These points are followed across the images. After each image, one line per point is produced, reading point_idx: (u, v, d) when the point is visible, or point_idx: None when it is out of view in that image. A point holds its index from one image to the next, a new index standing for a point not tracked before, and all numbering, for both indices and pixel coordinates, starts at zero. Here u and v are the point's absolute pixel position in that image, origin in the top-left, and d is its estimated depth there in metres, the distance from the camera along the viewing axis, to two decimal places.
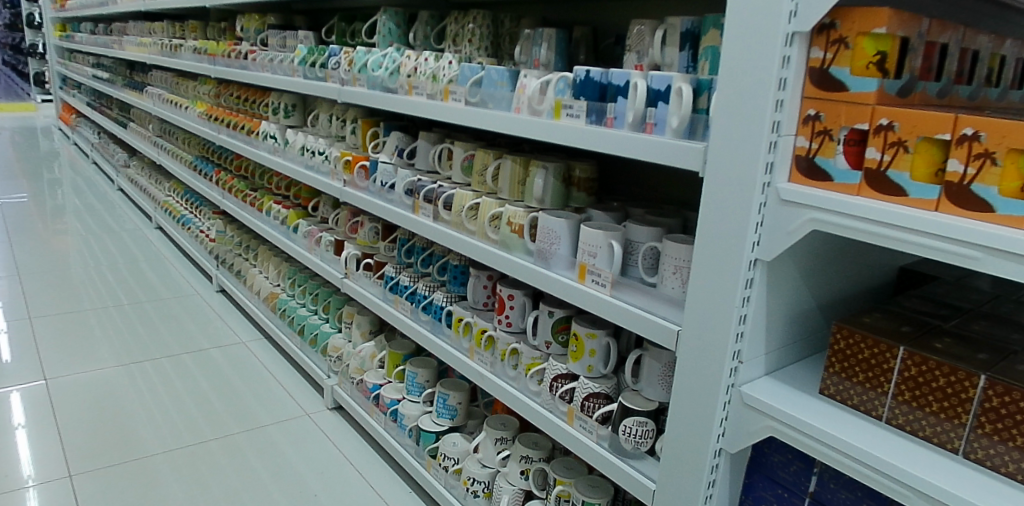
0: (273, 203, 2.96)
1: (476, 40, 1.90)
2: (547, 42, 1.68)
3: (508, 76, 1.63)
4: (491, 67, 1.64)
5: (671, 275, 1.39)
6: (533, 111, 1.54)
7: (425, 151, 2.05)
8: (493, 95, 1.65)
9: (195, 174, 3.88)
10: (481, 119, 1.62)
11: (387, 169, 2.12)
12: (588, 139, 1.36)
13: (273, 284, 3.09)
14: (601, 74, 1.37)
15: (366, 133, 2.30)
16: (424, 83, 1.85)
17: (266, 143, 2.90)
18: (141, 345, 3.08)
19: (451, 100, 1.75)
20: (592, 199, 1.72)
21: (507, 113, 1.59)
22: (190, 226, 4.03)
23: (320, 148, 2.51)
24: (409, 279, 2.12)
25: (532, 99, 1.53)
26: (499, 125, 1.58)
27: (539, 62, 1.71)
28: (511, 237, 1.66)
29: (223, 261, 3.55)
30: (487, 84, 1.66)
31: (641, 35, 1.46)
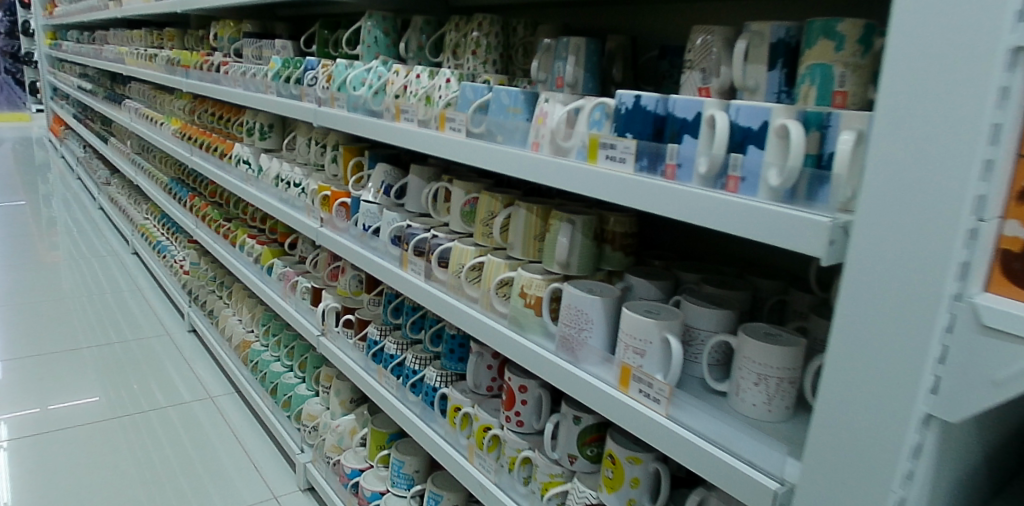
0: (247, 237, 2.59)
1: (482, 51, 1.50)
2: (574, 54, 1.27)
3: (523, 101, 1.22)
4: (504, 86, 1.24)
5: (752, 386, 1.01)
6: (557, 150, 1.13)
7: (417, 189, 1.64)
8: (503, 125, 1.24)
9: (170, 197, 3.51)
10: (488, 159, 1.22)
11: (370, 210, 1.72)
12: (640, 196, 0.95)
13: (248, 330, 2.69)
14: (657, 103, 0.97)
15: (348, 163, 1.90)
16: (414, 107, 1.45)
17: (239, 169, 2.52)
18: (111, 397, 2.71)
19: (448, 130, 1.34)
20: (630, 260, 1.32)
21: (521, 151, 1.18)
22: (165, 254, 3.66)
23: (297, 180, 2.11)
24: (396, 346, 1.70)
25: (556, 135, 1.13)
26: (513, 168, 1.17)
27: (562, 82, 1.30)
28: (524, 313, 1.24)
29: (197, 299, 3.17)
30: (496, 110, 1.25)
31: (708, 48, 1.06)
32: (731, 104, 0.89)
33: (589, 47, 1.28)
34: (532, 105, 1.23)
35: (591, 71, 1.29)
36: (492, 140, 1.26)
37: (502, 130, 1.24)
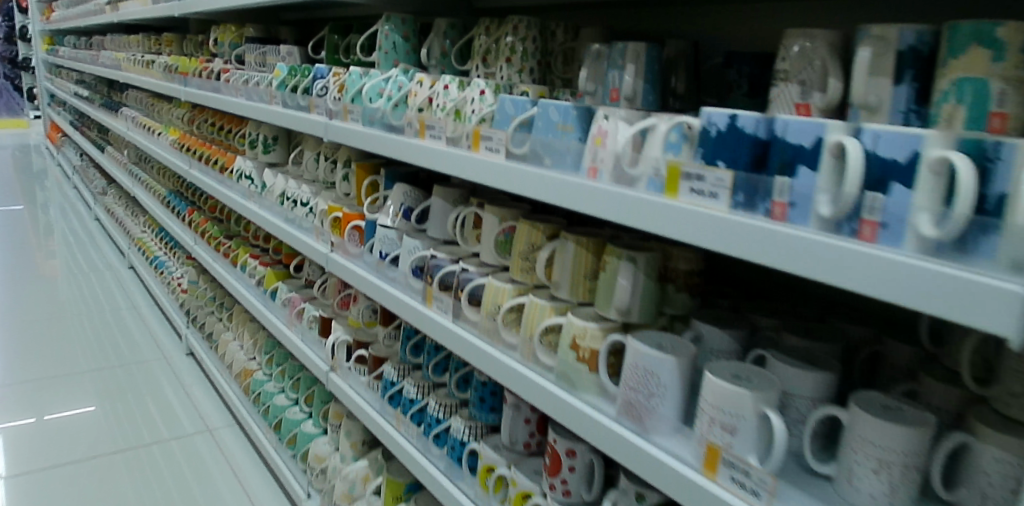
0: (249, 257, 2.41)
1: (518, 59, 1.32)
2: (630, 62, 1.09)
3: (576, 117, 1.03)
4: (553, 100, 1.05)
5: (871, 474, 0.82)
6: (620, 178, 0.94)
7: (440, 213, 1.46)
8: (550, 146, 1.04)
9: (167, 211, 3.33)
10: (535, 186, 1.03)
11: (387, 236, 1.53)
12: (738, 241, 0.76)
13: (250, 357, 2.51)
14: (758, 124, 0.78)
15: (362, 182, 1.72)
16: (441, 123, 1.26)
17: (240, 184, 2.33)
18: (103, 429, 2.52)
19: (483, 150, 1.16)
20: (696, 302, 1.13)
21: (575, 177, 0.99)
22: (162, 270, 3.48)
23: (304, 198, 1.92)
24: (416, 390, 1.52)
25: (620, 159, 0.94)
26: (567, 199, 0.98)
27: (616, 95, 1.12)
28: (576, 368, 1.06)
29: (196, 320, 2.98)
30: (542, 129, 1.06)
31: (809, 58, 0.87)
32: (866, 129, 0.70)
33: (648, 53, 1.09)
34: (586, 123, 1.04)
35: (649, 81, 1.10)
36: (536, 164, 1.06)
37: (549, 152, 1.04)
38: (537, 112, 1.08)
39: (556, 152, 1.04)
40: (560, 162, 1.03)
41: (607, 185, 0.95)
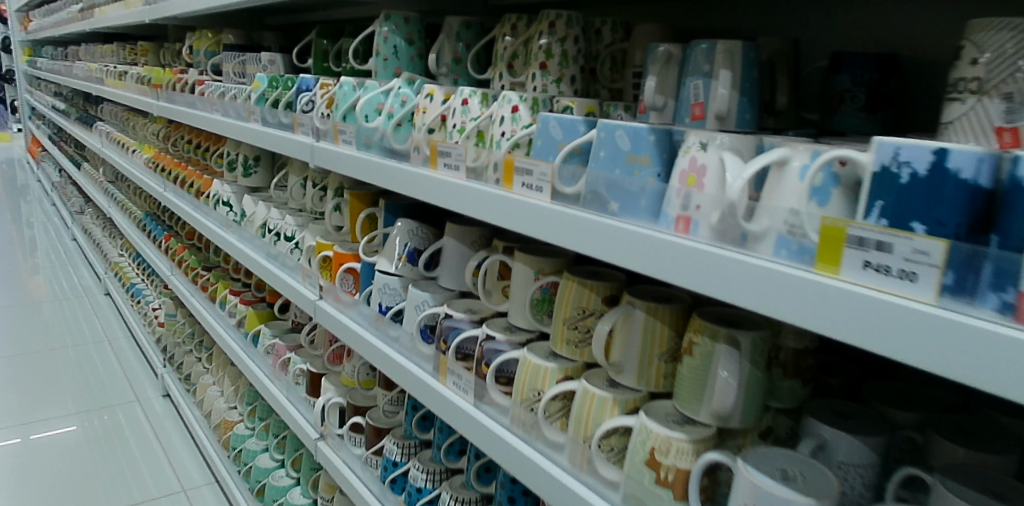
0: (228, 293, 2.11)
1: (556, 65, 1.03)
2: (722, 68, 0.80)
3: (654, 145, 0.75)
4: (619, 120, 0.76)
5: None
6: (729, 235, 0.64)
7: (456, 258, 1.17)
8: (616, 184, 0.75)
9: (143, 235, 3.03)
10: (598, 242, 0.74)
11: (388, 284, 1.23)
12: (963, 356, 0.47)
13: (231, 406, 2.20)
14: (976, 172, 0.51)
15: (356, 214, 1.42)
16: (458, 147, 0.97)
17: (217, 211, 2.04)
18: (61, 488, 2.19)
19: (518, 186, 0.86)
20: (808, 391, 0.84)
21: (662, 231, 0.70)
22: (138, 299, 3.17)
23: (288, 231, 1.63)
24: (425, 477, 1.21)
25: (730, 207, 0.64)
26: (647, 263, 0.69)
27: (700, 112, 0.82)
28: (652, 493, 0.76)
29: (174, 358, 2.67)
30: (604, 160, 0.77)
31: (1014, 61, 0.60)
32: None
33: (744, 52, 0.81)
34: (666, 153, 0.76)
35: (745, 92, 0.81)
36: (593, 207, 0.77)
37: (615, 191, 0.75)
38: (596, 136, 0.79)
39: (625, 192, 0.74)
40: (630, 206, 0.74)
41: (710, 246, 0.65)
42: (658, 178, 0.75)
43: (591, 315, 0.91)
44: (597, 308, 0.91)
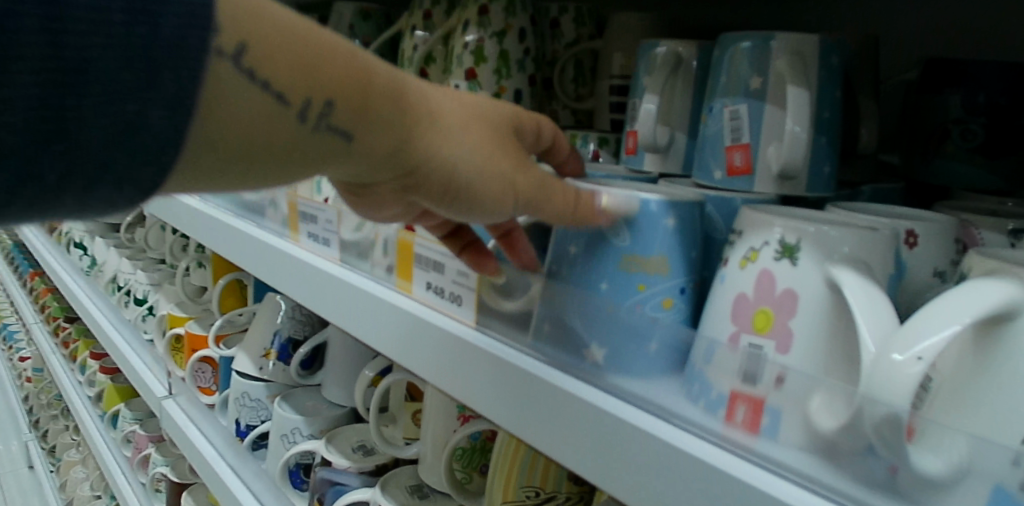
0: (89, 355, 1.65)
1: (489, 74, 0.66)
2: (789, 85, 0.44)
3: (675, 236, 0.39)
4: (605, 187, 0.40)
5: None
6: (847, 455, 0.31)
7: (344, 362, 0.76)
8: (602, 313, 0.39)
9: (13, 272, 2.53)
10: (564, 426, 0.38)
11: (247, 393, 0.82)
12: None
13: (97, 494, 1.74)
14: None
15: (220, 277, 0.99)
16: (328, 208, 0.57)
17: (70, 254, 1.59)
18: None
19: (418, 287, 0.48)
20: None
21: (704, 437, 0.34)
22: (10, 345, 2.65)
23: (140, 291, 1.16)
24: None
25: (876, 417, 0.27)
26: (666, 494, 0.33)
27: (742, 160, 0.46)
28: None
29: (42, 425, 2.18)
30: (577, 260, 0.41)
31: None
32: None
33: (823, 55, 0.45)
34: (694, 249, 0.40)
35: (823, 127, 0.46)
36: (558, 353, 0.40)
37: (598, 325, 0.39)
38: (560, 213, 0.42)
39: (620, 328, 0.38)
40: (632, 356, 0.39)
41: (810, 483, 0.31)
42: (679, 297, 0.40)
43: (549, 500, 0.54)
44: (560, 488, 0.54)
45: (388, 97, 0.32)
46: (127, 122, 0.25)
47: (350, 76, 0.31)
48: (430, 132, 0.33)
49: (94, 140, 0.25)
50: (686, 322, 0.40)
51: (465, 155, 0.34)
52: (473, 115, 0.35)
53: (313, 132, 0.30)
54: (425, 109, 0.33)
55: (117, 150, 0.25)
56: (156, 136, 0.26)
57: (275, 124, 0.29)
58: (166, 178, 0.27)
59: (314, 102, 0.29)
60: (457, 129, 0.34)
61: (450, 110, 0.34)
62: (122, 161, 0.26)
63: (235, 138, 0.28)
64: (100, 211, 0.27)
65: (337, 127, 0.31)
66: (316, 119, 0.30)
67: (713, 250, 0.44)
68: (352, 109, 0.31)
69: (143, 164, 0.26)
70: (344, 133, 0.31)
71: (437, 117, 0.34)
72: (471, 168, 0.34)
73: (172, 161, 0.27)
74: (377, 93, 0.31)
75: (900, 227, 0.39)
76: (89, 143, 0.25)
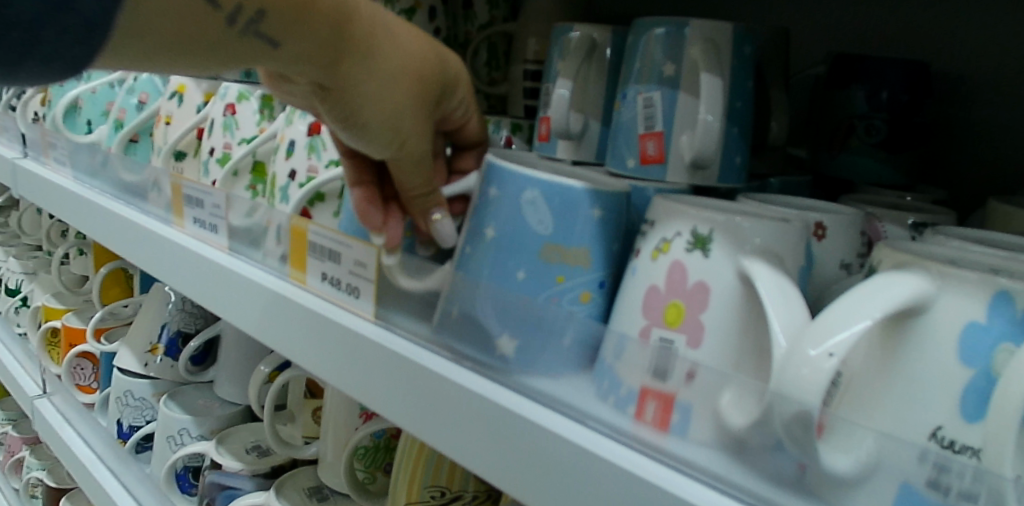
0: None
1: None
2: (702, 72, 0.43)
3: (597, 225, 0.38)
4: (530, 170, 0.39)
5: None
6: (755, 451, 0.29)
7: (238, 356, 0.71)
8: (517, 304, 0.37)
9: None
10: (467, 425, 0.35)
11: (130, 391, 0.75)
12: None
13: None
14: None
15: (101, 267, 0.91)
16: (213, 192, 0.52)
17: None
18: None
19: (313, 278, 0.44)
20: None
21: (615, 438, 0.32)
22: None
23: (12, 280, 1.05)
24: None
25: (786, 414, 0.26)
26: (568, 493, 0.31)
27: (654, 150, 0.45)
28: None
29: None
30: (495, 244, 0.39)
31: None
32: None
33: (735, 44, 0.44)
34: (617, 244, 0.39)
35: (736, 117, 0.45)
36: (465, 342, 0.38)
37: (512, 315, 0.37)
38: (479, 194, 0.41)
39: (531, 319, 0.37)
40: (543, 348, 0.37)
41: (716, 481, 0.29)
42: (598, 291, 0.38)
43: (455, 499, 0.52)
44: (467, 486, 0.52)
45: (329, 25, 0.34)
46: (54, 0, 0.24)
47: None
48: (351, 59, 0.36)
49: (23, 14, 0.24)
50: (602, 317, 0.39)
51: (373, 87, 0.37)
52: (398, 58, 0.38)
53: (237, 33, 0.31)
54: (358, 37, 0.36)
55: (44, 28, 0.24)
56: (85, 19, 0.25)
57: (203, 21, 0.30)
58: (94, 58, 0.27)
59: (245, 8, 0.30)
60: (378, 62, 0.37)
61: (382, 44, 0.37)
62: (49, 35, 0.25)
63: (160, 27, 0.28)
64: (14, 82, 0.26)
65: (266, 36, 0.32)
66: (245, 24, 0.31)
67: None
68: (283, 20, 0.32)
69: (70, 41, 0.25)
70: (272, 41, 0.33)
71: (367, 48, 0.36)
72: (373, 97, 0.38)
73: (101, 43, 0.26)
74: (315, 12, 0.34)
75: (810, 219, 0.39)
76: (17, 20, 0.24)
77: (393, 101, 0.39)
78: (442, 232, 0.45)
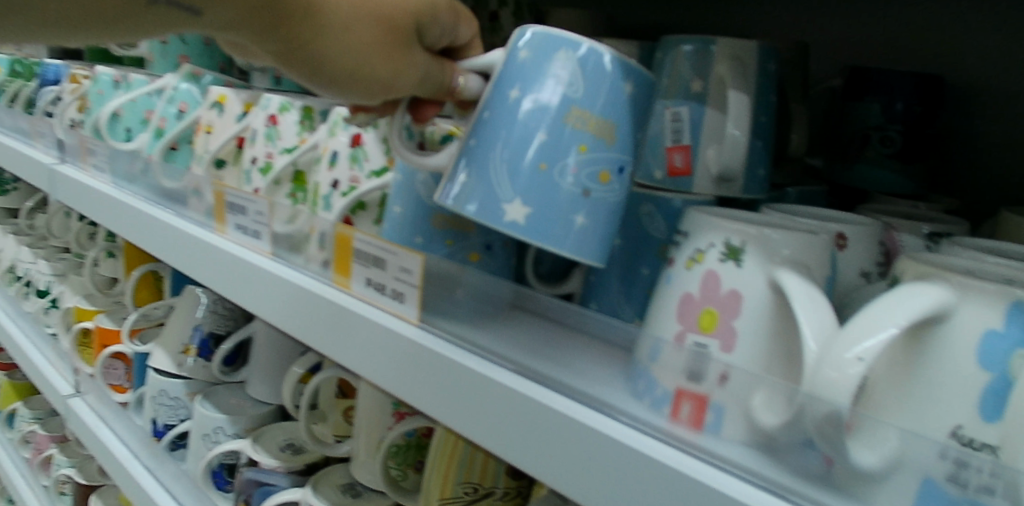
0: None
1: None
2: (730, 89, 0.45)
3: (627, 101, 0.41)
4: (563, 33, 0.40)
5: None
6: (785, 449, 0.32)
7: (271, 358, 0.73)
8: (533, 170, 0.39)
9: None
10: (508, 422, 0.37)
11: (165, 391, 0.77)
12: None
13: None
14: None
15: (133, 269, 0.94)
16: (257, 199, 0.55)
17: None
18: None
19: (357, 283, 0.46)
20: None
21: (649, 432, 0.34)
22: None
23: (42, 282, 1.08)
24: None
25: (817, 413, 0.28)
26: (610, 485, 0.33)
27: (681, 161, 0.47)
28: None
29: None
30: (518, 105, 0.40)
31: None
32: None
33: (760, 61, 0.47)
34: (636, 126, 0.42)
35: (760, 131, 0.47)
36: (470, 204, 0.40)
37: (528, 182, 0.39)
38: (506, 54, 0.41)
39: (542, 185, 0.39)
40: (553, 214, 0.39)
41: (752, 478, 0.31)
42: (616, 173, 0.41)
43: (486, 496, 0.54)
44: (498, 483, 0.55)
45: None
46: None
47: None
48: (288, 18, 0.37)
49: None
50: (614, 201, 0.41)
51: (321, 40, 0.39)
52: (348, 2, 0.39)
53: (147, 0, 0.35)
54: None
55: None
56: None
57: None
58: None
59: None
60: (320, 8, 0.38)
61: None
62: None
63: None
64: None
65: (177, 1, 0.35)
66: None
67: (655, 250, 0.45)
68: None
69: None
70: (186, 8, 0.36)
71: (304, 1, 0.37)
72: (330, 46, 0.39)
73: None
74: None
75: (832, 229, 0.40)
76: None
77: (356, 43, 0.39)
78: (474, 92, 0.44)
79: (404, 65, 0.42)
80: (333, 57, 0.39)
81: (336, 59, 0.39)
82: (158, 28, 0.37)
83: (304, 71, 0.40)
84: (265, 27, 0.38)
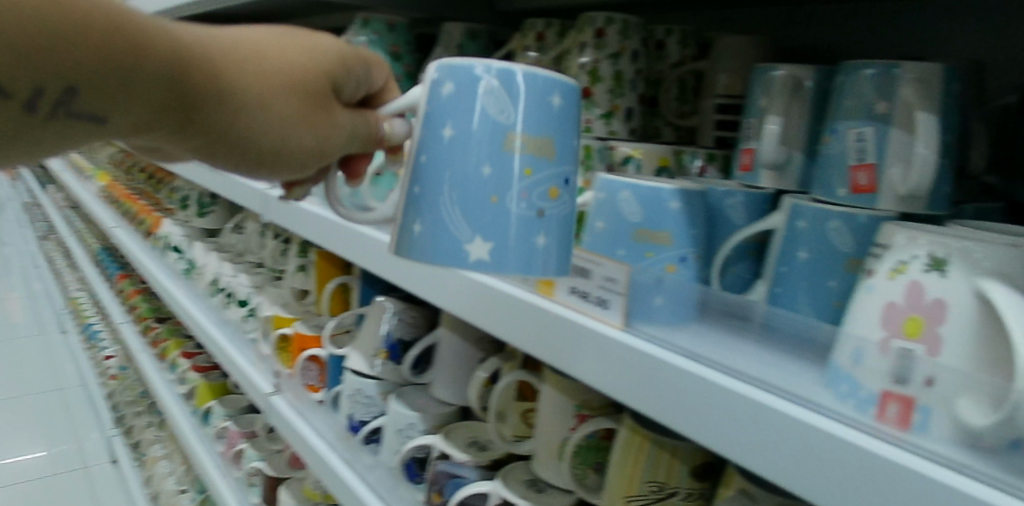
0: (180, 354, 1.74)
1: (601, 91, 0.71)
2: (919, 111, 0.48)
3: (557, 112, 0.45)
4: (471, 63, 0.44)
5: None
6: (993, 448, 0.33)
7: (454, 363, 0.81)
8: (486, 202, 0.43)
9: (95, 271, 2.62)
10: (712, 416, 0.41)
11: (361, 390, 0.88)
12: None
13: (182, 489, 1.76)
14: None
15: (324, 282, 1.05)
16: None
17: (165, 258, 1.65)
18: None
19: (561, 291, 0.52)
20: None
21: (849, 426, 0.36)
22: (92, 343, 2.73)
23: (242, 292, 1.24)
24: None
25: None
26: (818, 474, 0.36)
27: (866, 180, 0.50)
28: None
29: (123, 417, 2.28)
30: (453, 142, 0.43)
31: None
32: None
33: (946, 83, 0.48)
34: (567, 135, 0.45)
35: (948, 149, 0.49)
36: (435, 249, 0.44)
37: (485, 217, 0.43)
38: (428, 92, 0.45)
39: (496, 217, 0.43)
40: (512, 242, 0.43)
41: (954, 464, 0.33)
42: (561, 185, 0.45)
43: (671, 495, 0.58)
44: (682, 483, 0.58)
45: (157, 90, 0.44)
46: None
47: (96, 76, 0.41)
48: (199, 107, 0.45)
49: None
50: (567, 209, 0.46)
51: (235, 120, 0.46)
52: (255, 83, 0.46)
53: (49, 117, 0.42)
54: (195, 86, 0.45)
55: None
56: None
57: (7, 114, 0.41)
58: None
59: (42, 100, 0.41)
60: (228, 94, 0.45)
61: (228, 78, 0.45)
62: None
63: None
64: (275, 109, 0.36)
65: (82, 112, 0.43)
66: (50, 110, 0.42)
67: (843, 262, 0.48)
68: (93, 99, 0.42)
69: None
70: (93, 117, 0.43)
71: (214, 91, 0.45)
72: (243, 124, 0.47)
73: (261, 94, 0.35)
74: (138, 85, 0.43)
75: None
76: None
77: (274, 116, 0.47)
78: (401, 133, 0.51)
79: (321, 125, 0.49)
80: (250, 132, 0.47)
81: (255, 133, 0.47)
82: (77, 135, 0.45)
83: (230, 156, 0.48)
84: (179, 119, 0.45)
